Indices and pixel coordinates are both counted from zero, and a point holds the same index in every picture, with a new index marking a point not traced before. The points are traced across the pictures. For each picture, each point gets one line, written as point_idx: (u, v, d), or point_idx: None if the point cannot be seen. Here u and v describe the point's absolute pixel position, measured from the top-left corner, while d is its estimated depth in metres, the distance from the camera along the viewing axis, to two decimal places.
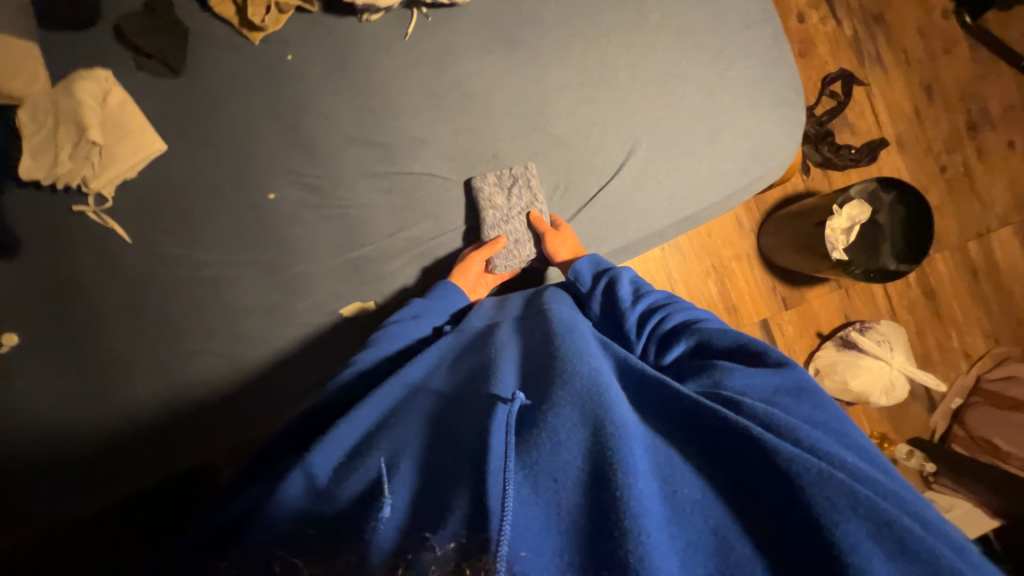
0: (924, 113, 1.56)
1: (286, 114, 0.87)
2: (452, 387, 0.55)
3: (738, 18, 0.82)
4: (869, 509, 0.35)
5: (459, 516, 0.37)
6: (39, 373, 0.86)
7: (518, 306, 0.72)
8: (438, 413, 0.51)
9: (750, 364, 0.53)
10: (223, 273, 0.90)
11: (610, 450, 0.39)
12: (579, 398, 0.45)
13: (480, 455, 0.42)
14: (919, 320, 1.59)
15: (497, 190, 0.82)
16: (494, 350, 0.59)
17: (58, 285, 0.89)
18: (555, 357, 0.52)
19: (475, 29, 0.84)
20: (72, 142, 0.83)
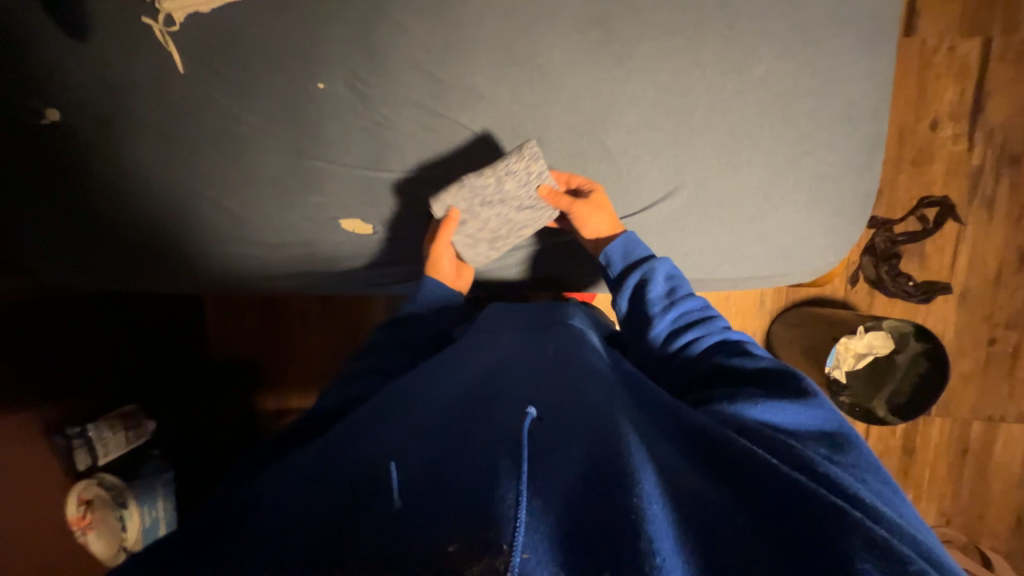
0: (1005, 278, 1.43)
1: (364, 11, 0.84)
2: (460, 382, 0.57)
3: (844, 108, 0.74)
4: (889, 554, 0.35)
5: (484, 498, 0.38)
6: (80, 158, 0.93)
7: (540, 312, 0.75)
8: (448, 400, 0.53)
9: (777, 394, 0.55)
10: (252, 139, 0.92)
11: (625, 457, 0.41)
12: (591, 422, 0.46)
13: (499, 447, 0.42)
14: (884, 468, 1.55)
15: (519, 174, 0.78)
16: (508, 358, 0.62)
17: (104, 84, 0.92)
18: (574, 380, 0.54)
19: (577, 4, 0.78)
20: None
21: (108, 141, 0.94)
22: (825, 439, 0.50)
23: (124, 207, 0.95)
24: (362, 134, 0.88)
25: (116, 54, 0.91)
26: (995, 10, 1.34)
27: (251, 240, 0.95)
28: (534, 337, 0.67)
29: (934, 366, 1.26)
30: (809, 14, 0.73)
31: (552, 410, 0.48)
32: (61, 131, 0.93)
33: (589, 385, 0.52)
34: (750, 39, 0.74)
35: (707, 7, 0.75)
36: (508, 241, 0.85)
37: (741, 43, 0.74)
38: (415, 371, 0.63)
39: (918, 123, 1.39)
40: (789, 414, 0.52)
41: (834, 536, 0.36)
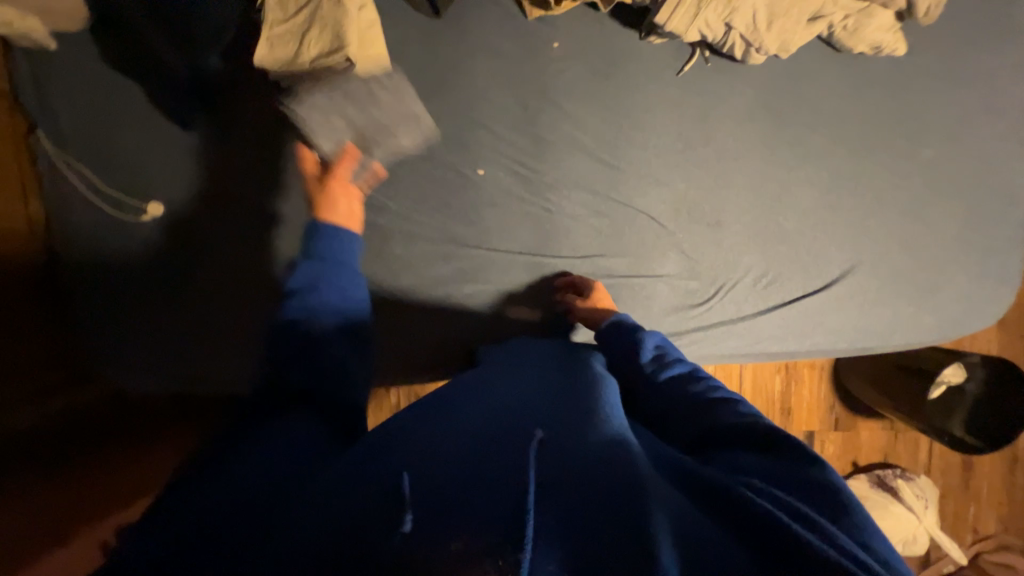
0: None
1: (528, 99, 0.83)
2: (482, 412, 0.49)
3: (1001, 186, 0.80)
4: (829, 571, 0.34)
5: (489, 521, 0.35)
6: (179, 243, 0.80)
7: (558, 347, 0.70)
8: (439, 428, 0.47)
9: (729, 429, 0.52)
10: (397, 229, 0.84)
11: (625, 480, 0.38)
12: (586, 444, 0.42)
13: (548, 480, 0.38)
14: (948, 484, 1.64)
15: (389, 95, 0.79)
16: (536, 386, 0.55)
17: (221, 171, 0.80)
18: (582, 407, 0.49)
19: (750, 93, 0.81)
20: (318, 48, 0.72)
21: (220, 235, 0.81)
22: (766, 471, 0.47)
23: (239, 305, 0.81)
24: (525, 220, 0.85)
25: (238, 143, 0.81)
26: None
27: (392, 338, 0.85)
28: (557, 370, 0.60)
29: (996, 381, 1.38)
30: (965, 103, 0.79)
31: (541, 436, 0.43)
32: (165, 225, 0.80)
33: (610, 416, 0.48)
34: (914, 125, 0.79)
35: (873, 96, 0.79)
36: (336, 130, 0.77)
37: (909, 131, 0.79)
38: (425, 397, 0.56)
39: None
40: (772, 466, 0.47)
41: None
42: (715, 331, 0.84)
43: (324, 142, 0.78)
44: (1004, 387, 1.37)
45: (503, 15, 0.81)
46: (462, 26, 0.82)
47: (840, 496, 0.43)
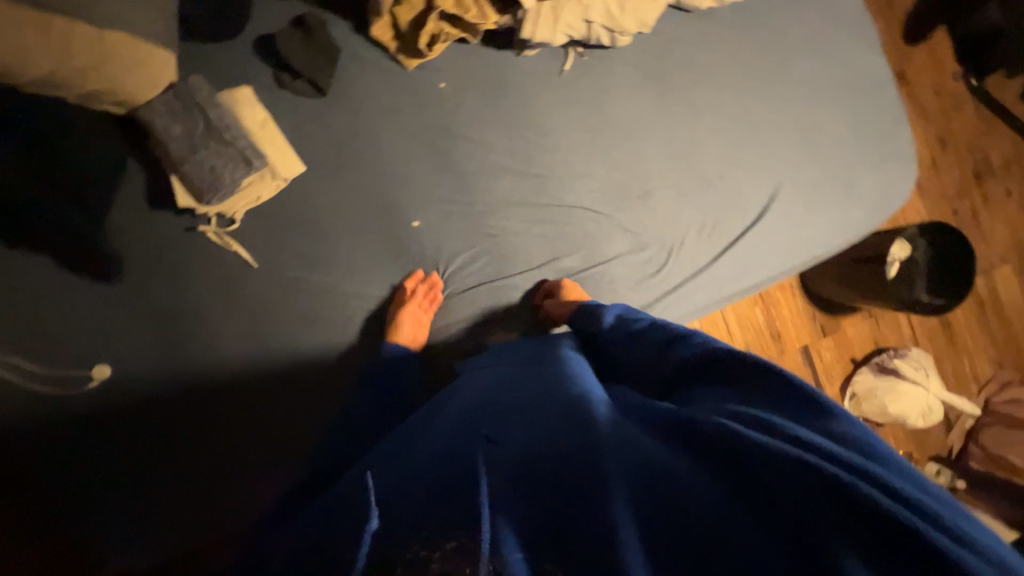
0: (940, 162, 1.74)
1: (435, 142, 0.85)
2: (465, 426, 0.53)
3: (868, 78, 0.88)
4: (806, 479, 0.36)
5: (460, 519, 0.40)
6: (127, 397, 0.80)
7: (525, 339, 0.74)
8: (425, 452, 0.52)
9: (703, 369, 0.54)
10: (357, 306, 0.86)
11: (596, 454, 0.42)
12: (553, 429, 0.47)
13: (522, 472, 0.43)
14: (938, 346, 1.74)
15: (171, 118, 0.75)
16: (510, 387, 0.58)
17: (152, 307, 0.82)
18: (547, 395, 0.52)
19: (630, 71, 0.86)
20: (206, 144, 0.76)
21: (187, 369, 0.82)
22: (741, 390, 0.49)
23: (229, 429, 0.81)
24: (474, 252, 0.87)
25: (163, 274, 0.83)
26: None
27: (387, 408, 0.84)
28: (526, 363, 0.64)
29: (943, 245, 1.50)
30: (812, 20, 0.87)
31: (512, 435, 0.49)
32: (124, 380, 0.80)
33: (572, 388, 0.52)
34: (776, 52, 0.87)
35: (734, 39, 0.87)
36: None
37: (774, 59, 0.87)
38: (423, 423, 0.58)
39: None
40: (738, 385, 0.50)
41: (788, 502, 0.37)
42: (683, 289, 0.87)
43: None
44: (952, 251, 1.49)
45: (384, 73, 0.84)
46: (349, 97, 0.84)
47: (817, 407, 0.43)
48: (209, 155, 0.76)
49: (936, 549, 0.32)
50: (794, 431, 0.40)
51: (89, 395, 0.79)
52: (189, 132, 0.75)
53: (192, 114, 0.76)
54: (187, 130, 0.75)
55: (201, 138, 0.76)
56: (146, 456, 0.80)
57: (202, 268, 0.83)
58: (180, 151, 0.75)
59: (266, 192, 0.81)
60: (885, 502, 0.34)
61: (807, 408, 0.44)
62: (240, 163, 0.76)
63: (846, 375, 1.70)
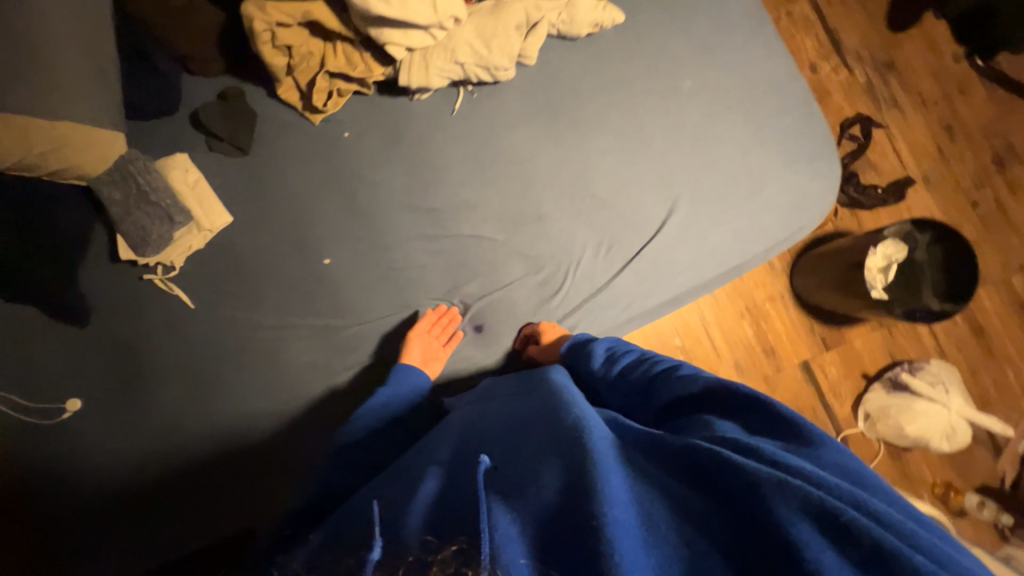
0: (949, 151, 1.57)
1: (343, 185, 0.93)
2: (471, 452, 0.56)
3: (766, 81, 0.85)
4: (817, 507, 0.36)
5: (467, 529, 0.42)
6: (99, 423, 0.92)
7: (511, 380, 0.78)
8: (433, 474, 0.55)
9: (698, 402, 0.56)
10: (280, 339, 0.93)
11: (588, 474, 0.42)
12: (546, 457, 0.48)
13: (520, 500, 0.45)
14: (972, 358, 1.52)
15: (114, 186, 0.88)
16: (509, 423, 0.61)
17: (113, 345, 0.95)
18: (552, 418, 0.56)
19: (518, 102, 0.90)
20: (143, 205, 0.89)
21: (140, 403, 0.93)
22: (733, 419, 0.51)
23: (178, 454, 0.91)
24: (380, 284, 0.91)
25: (122, 315, 0.95)
26: None
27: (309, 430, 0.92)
28: (522, 393, 0.69)
29: (946, 241, 1.35)
30: (700, 31, 0.87)
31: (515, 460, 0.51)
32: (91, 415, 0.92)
33: (572, 408, 0.55)
34: (665, 67, 0.87)
35: (620, 60, 0.88)
36: None
37: (662, 74, 0.87)
38: (426, 459, 0.61)
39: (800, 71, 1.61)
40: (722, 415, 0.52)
41: (773, 523, 0.37)
42: (583, 310, 0.86)
43: None
44: (955, 247, 1.34)
45: (296, 129, 0.94)
46: (268, 152, 0.94)
47: (802, 432, 0.45)
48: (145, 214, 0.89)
49: (907, 565, 0.33)
50: (782, 454, 0.42)
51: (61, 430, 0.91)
52: (126, 195, 0.88)
53: (130, 180, 0.88)
54: (126, 194, 0.88)
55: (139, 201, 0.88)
56: (158, 476, 0.90)
57: (145, 312, 0.95)
58: (122, 212, 0.88)
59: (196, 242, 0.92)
60: (874, 528, 0.35)
61: (802, 440, 0.44)
62: (172, 220, 0.90)
63: (858, 393, 1.53)
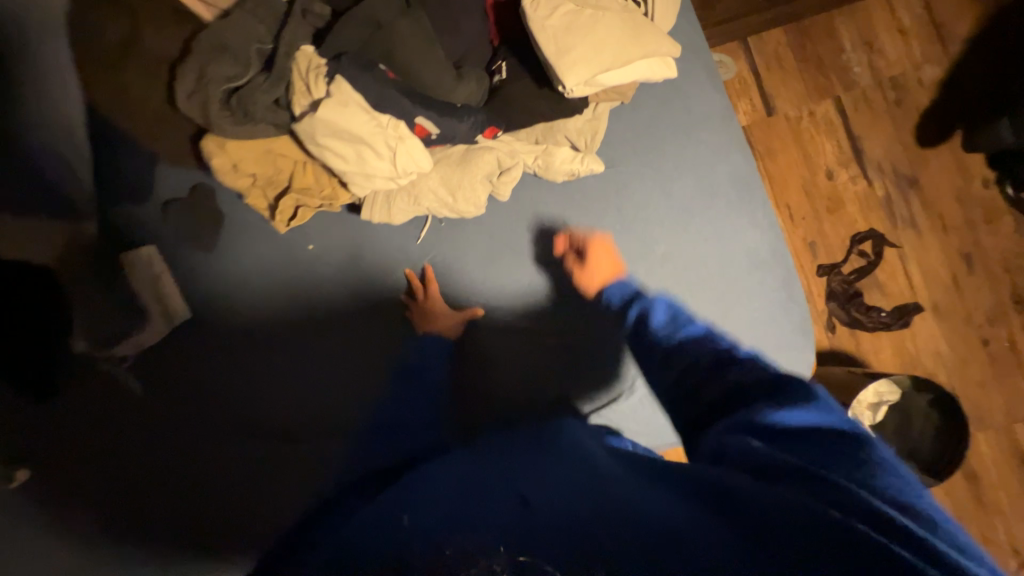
0: (963, 282, 1.48)
1: (299, 296, 0.90)
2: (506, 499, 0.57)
3: (743, 256, 0.81)
4: (878, 520, 0.36)
5: (478, 531, 0.47)
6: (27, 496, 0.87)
7: (548, 426, 0.77)
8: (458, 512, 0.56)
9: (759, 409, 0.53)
10: (216, 442, 0.89)
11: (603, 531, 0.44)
12: (659, 504, 0.47)
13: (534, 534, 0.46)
14: (959, 504, 1.43)
15: (81, 277, 0.89)
16: (527, 471, 0.61)
17: (40, 429, 0.88)
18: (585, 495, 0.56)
19: (484, 239, 0.86)
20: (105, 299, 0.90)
21: (88, 481, 0.88)
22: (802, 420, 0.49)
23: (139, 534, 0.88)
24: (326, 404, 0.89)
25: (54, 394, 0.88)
26: (831, 76, 1.54)
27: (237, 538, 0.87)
28: (546, 441, 0.70)
29: (947, 416, 1.23)
30: (683, 192, 0.83)
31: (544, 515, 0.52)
32: (40, 489, 0.87)
33: (598, 472, 0.57)
34: (640, 226, 0.83)
35: (594, 211, 0.84)
36: None
37: (636, 233, 0.83)
38: (461, 470, 0.66)
39: (816, 177, 1.54)
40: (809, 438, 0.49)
41: (828, 521, 0.37)
42: None
43: None
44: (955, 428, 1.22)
45: (263, 232, 0.91)
46: (231, 252, 0.92)
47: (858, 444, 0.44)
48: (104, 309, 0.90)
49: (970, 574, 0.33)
50: (839, 471, 0.42)
51: (1, 502, 0.86)
52: (87, 288, 0.89)
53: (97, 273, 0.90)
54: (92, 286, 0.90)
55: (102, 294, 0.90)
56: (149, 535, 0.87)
57: (83, 401, 0.89)
58: (81, 304, 0.89)
59: (151, 334, 0.90)
60: (918, 532, 0.36)
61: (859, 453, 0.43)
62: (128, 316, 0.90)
63: None
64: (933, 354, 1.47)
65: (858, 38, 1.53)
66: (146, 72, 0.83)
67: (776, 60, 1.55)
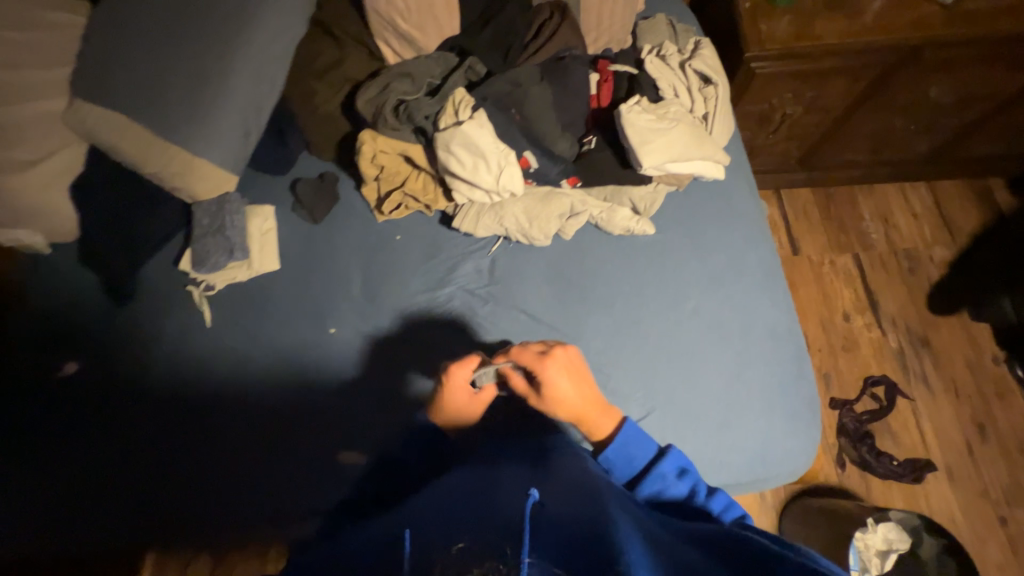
0: (978, 451, 1.48)
1: (375, 274, 1.06)
2: (503, 472, 0.62)
3: (763, 328, 0.93)
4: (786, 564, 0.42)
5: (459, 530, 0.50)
6: (91, 389, 1.02)
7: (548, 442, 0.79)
8: (468, 506, 0.54)
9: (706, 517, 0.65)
10: (263, 378, 1.01)
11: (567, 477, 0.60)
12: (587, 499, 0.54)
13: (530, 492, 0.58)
14: None
15: (209, 214, 1.08)
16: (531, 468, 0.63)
17: (135, 333, 1.06)
18: (575, 474, 0.61)
19: (543, 264, 1.02)
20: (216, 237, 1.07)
21: (147, 385, 1.01)
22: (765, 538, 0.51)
23: (163, 456, 0.96)
24: (369, 373, 1.00)
25: (164, 308, 1.08)
26: (852, 236, 1.78)
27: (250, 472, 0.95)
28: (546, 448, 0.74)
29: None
30: (715, 266, 0.98)
31: (563, 496, 0.54)
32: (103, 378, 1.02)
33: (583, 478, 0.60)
34: (677, 284, 0.98)
35: (639, 264, 1.00)
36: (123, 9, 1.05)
37: (671, 288, 0.97)
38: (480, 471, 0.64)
39: (833, 316, 1.67)
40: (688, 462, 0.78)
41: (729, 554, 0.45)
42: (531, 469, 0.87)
43: (133, 49, 1.04)
44: None
45: (363, 218, 1.11)
46: (333, 227, 1.12)
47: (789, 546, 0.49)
48: (212, 244, 1.06)
49: None
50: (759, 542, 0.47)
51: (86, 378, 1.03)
52: (212, 224, 1.07)
53: (222, 213, 1.08)
54: (213, 224, 1.07)
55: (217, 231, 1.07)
56: (174, 447, 0.97)
57: (173, 321, 1.07)
58: (198, 235, 1.07)
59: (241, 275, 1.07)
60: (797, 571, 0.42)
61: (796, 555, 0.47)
62: (226, 253, 1.05)
63: None
64: (946, 518, 1.42)
65: (876, 212, 1.80)
66: (332, 87, 1.12)
67: (805, 213, 1.82)
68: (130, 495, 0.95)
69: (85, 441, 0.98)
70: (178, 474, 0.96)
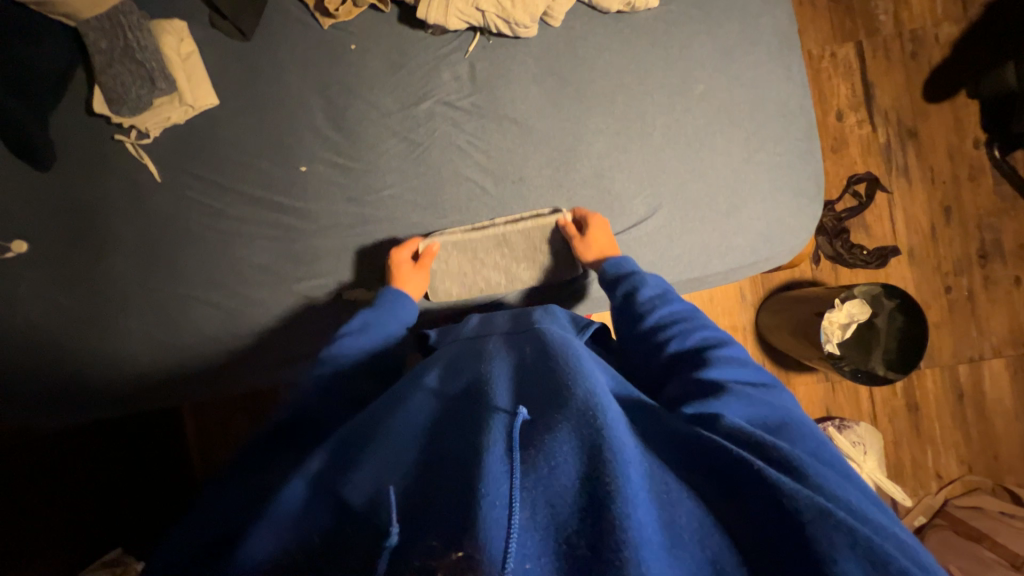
0: (939, 232, 1.60)
1: (335, 96, 0.91)
2: (486, 384, 0.51)
3: (775, 105, 0.86)
4: (872, 552, 0.37)
5: (444, 514, 0.39)
6: (49, 262, 0.92)
7: (507, 321, 0.72)
8: (454, 446, 0.45)
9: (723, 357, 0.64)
10: (238, 231, 0.92)
11: (560, 390, 0.48)
12: (579, 422, 0.44)
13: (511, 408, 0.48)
14: (898, 430, 1.57)
15: (101, 35, 0.86)
16: (507, 377, 0.52)
17: (75, 195, 0.93)
18: (573, 365, 0.53)
19: (531, 60, 0.88)
20: (126, 63, 0.86)
21: (109, 253, 0.93)
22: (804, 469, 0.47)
23: (158, 319, 0.92)
24: (352, 209, 0.91)
25: (94, 163, 0.93)
26: (858, 20, 1.60)
27: (251, 323, 0.92)
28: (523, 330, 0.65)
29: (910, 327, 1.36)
30: (726, 38, 0.86)
31: (560, 406, 0.46)
32: (60, 248, 0.93)
33: (580, 383, 0.49)
34: (684, 64, 0.86)
35: (640, 45, 0.87)
36: None
37: (677, 71, 0.86)
38: (451, 387, 0.54)
39: (827, 115, 1.60)
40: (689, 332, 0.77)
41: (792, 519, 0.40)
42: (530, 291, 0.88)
43: None
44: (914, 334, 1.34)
45: (303, 27, 0.91)
46: (270, 43, 0.91)
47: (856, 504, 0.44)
48: (123, 71, 0.86)
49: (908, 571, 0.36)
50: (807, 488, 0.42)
51: (37, 251, 0.93)
52: (112, 47, 0.86)
53: (119, 30, 0.86)
54: (116, 47, 0.86)
55: (123, 54, 0.86)
56: (161, 310, 0.92)
57: (113, 177, 0.93)
58: (101, 65, 0.86)
59: (178, 115, 0.91)
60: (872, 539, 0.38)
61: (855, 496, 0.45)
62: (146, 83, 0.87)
63: None
64: None
65: None
66: None
67: None
68: (132, 358, 0.92)
69: (65, 313, 0.92)
70: (174, 334, 0.92)
